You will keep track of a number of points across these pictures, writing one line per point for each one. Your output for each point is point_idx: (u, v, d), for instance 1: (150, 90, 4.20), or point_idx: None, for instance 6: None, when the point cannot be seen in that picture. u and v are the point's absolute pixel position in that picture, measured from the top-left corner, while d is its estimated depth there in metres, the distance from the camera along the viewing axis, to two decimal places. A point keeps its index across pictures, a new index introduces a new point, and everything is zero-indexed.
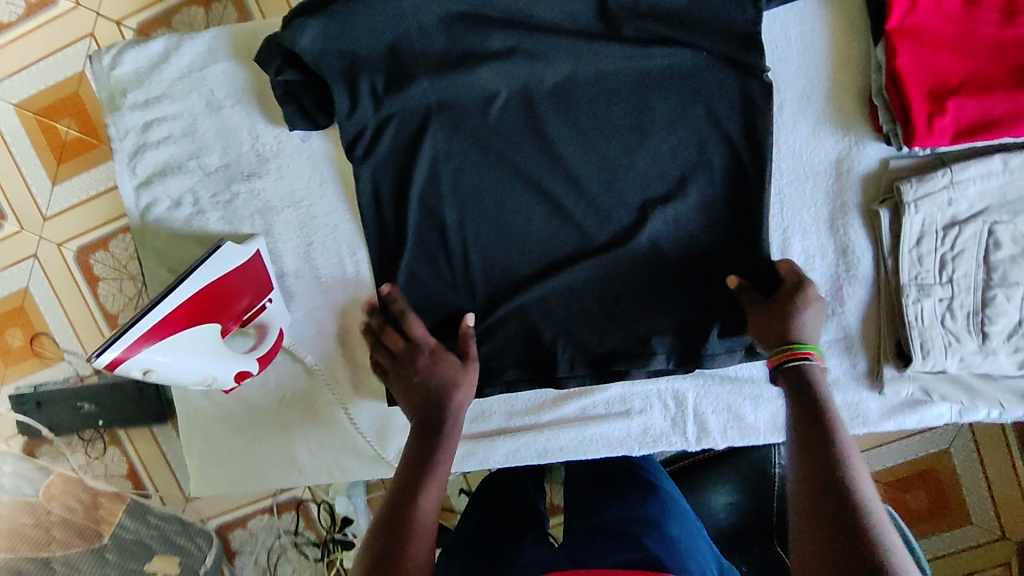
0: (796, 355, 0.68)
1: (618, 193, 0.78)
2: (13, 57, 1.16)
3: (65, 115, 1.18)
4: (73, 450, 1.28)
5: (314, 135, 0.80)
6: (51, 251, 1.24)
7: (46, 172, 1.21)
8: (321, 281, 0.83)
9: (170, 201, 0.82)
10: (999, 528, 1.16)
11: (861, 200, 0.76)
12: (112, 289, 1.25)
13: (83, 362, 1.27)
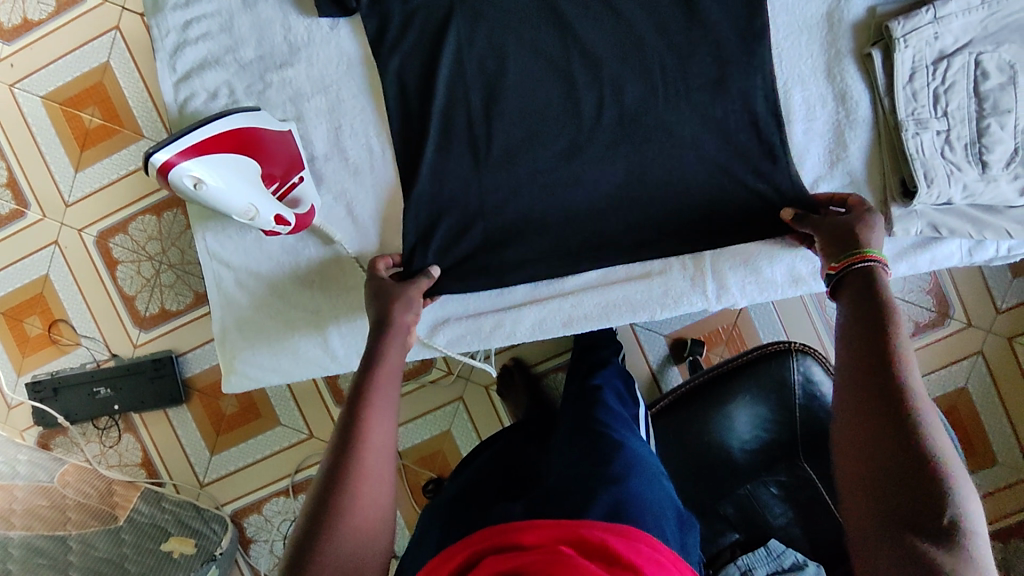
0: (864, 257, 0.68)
1: (631, 69, 0.82)
2: (44, 54, 1.30)
3: (89, 104, 1.30)
4: (87, 441, 1.34)
5: (341, 23, 0.86)
6: (72, 238, 1.33)
7: (70, 158, 1.31)
8: (350, 162, 0.87)
9: (207, 94, 0.87)
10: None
11: (854, 47, 0.81)
12: (130, 271, 1.33)
13: (100, 347, 1.33)
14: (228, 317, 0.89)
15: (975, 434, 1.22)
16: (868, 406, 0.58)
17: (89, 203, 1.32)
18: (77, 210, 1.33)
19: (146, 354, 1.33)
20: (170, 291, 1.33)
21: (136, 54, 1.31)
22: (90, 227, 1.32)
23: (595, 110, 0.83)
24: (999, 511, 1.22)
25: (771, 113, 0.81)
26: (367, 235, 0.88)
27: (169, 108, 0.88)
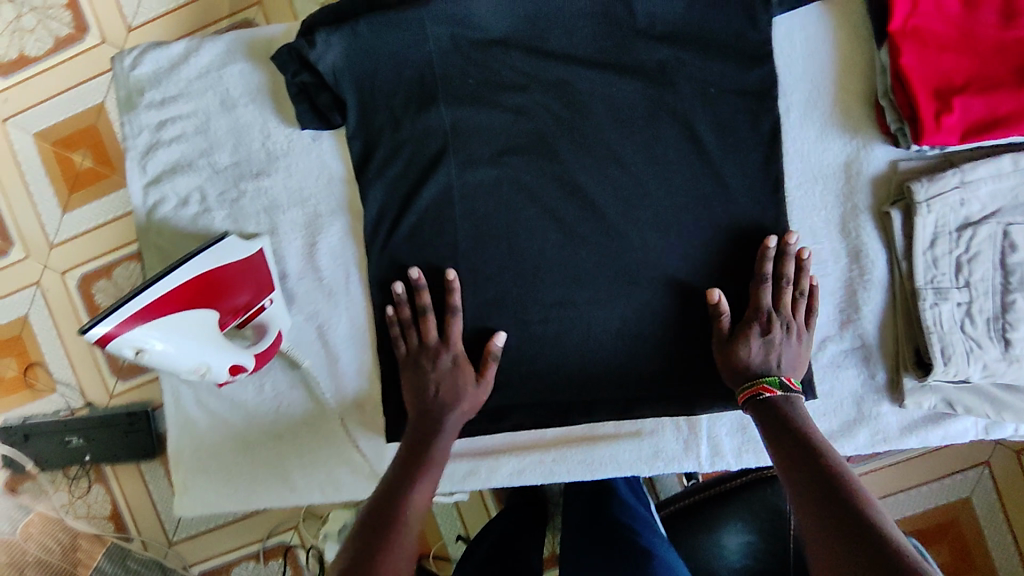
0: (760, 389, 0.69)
1: (635, 213, 0.77)
2: (37, 88, 1.20)
3: (81, 147, 1.20)
4: (56, 489, 1.24)
5: (324, 135, 0.81)
6: (54, 282, 1.22)
7: (58, 200, 1.21)
8: (324, 282, 0.82)
9: (178, 199, 0.82)
10: None
11: (872, 203, 0.75)
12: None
13: (75, 395, 1.24)
14: (184, 435, 0.85)
15: (979, 555, 1.08)
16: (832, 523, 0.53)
17: (76, 245, 1.22)
18: (61, 253, 1.22)
19: (121, 407, 1.24)
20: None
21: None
22: (72, 272, 1.21)
23: (593, 258, 0.78)
24: None
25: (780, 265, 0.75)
26: (334, 358, 0.82)
27: (135, 210, 0.82)
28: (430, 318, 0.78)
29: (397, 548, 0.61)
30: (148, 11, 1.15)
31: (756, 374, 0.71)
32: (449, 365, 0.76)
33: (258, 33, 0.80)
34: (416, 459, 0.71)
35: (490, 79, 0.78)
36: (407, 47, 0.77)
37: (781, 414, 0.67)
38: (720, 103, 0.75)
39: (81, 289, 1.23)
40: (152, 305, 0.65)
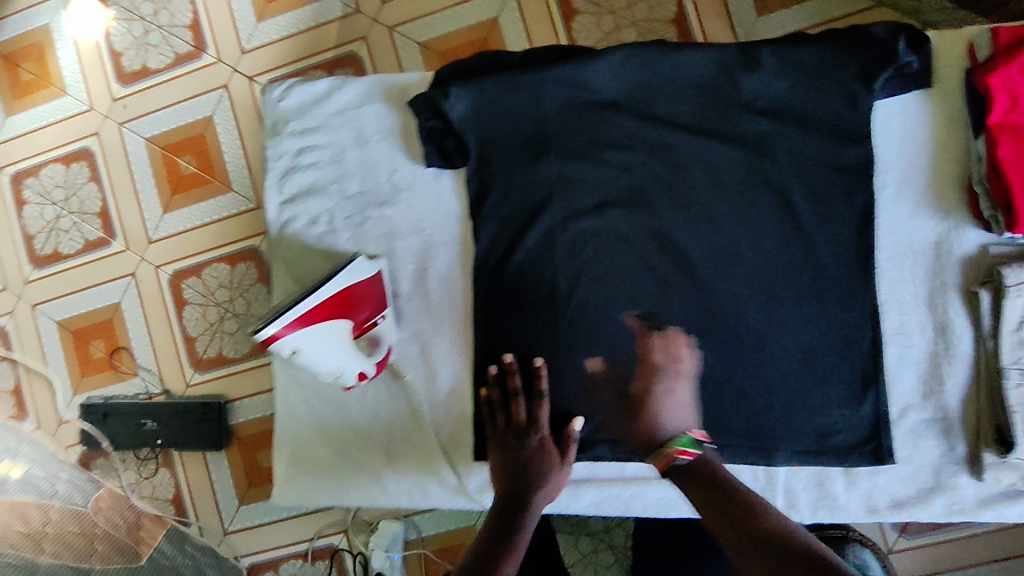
0: None
1: (720, 266, 0.82)
2: (156, 98, 1.35)
3: (187, 153, 1.34)
4: (126, 467, 1.35)
5: (445, 174, 0.89)
6: (149, 273, 1.35)
7: (161, 199, 1.35)
8: (431, 304, 0.89)
9: (308, 219, 0.91)
10: None
11: (960, 281, 0.79)
12: (196, 313, 1.34)
13: (155, 381, 1.35)
14: (288, 430, 0.92)
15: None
16: None
17: (175, 242, 1.34)
18: (159, 248, 1.35)
19: (195, 395, 1.33)
20: (230, 338, 1.32)
21: (238, 115, 1.33)
22: (167, 266, 1.34)
23: (683, 308, 0.83)
24: None
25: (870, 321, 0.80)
26: (434, 376, 0.89)
27: (269, 225, 0.91)
28: (520, 402, 0.84)
29: None
30: (261, 40, 1.31)
31: None
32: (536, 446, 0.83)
33: (396, 79, 0.89)
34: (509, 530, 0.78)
35: (592, 137, 0.83)
36: (526, 102, 0.82)
37: (697, 476, 0.76)
38: (818, 176, 0.79)
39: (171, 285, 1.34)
40: (306, 314, 0.74)
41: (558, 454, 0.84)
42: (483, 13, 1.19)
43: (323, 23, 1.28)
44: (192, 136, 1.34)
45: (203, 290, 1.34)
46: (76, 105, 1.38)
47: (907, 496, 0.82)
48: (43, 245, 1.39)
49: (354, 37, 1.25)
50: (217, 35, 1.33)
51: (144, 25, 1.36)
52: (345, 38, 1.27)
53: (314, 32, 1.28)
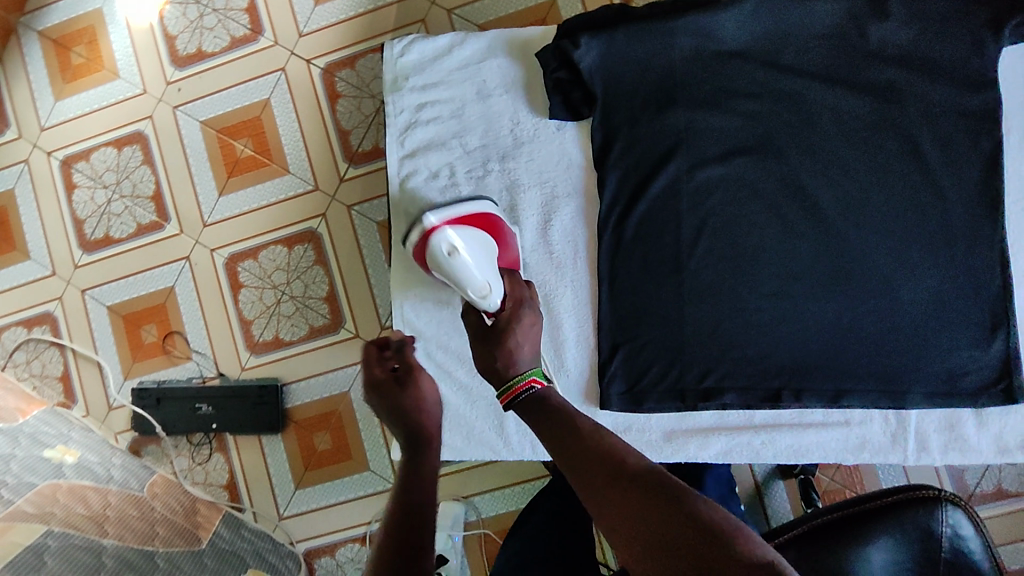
0: None
1: (856, 219, 0.84)
2: (212, 80, 1.32)
3: (244, 135, 1.31)
4: (178, 453, 1.33)
5: (569, 126, 0.91)
6: (204, 256, 1.32)
7: (216, 182, 1.32)
8: (554, 255, 0.91)
9: (429, 172, 0.91)
10: None
11: None
12: (253, 295, 1.31)
13: (209, 364, 1.32)
14: None
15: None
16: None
17: (232, 224, 1.31)
18: (214, 231, 1.32)
19: (251, 378, 1.31)
20: (287, 321, 1.30)
21: (297, 97, 1.29)
22: (223, 249, 1.31)
23: (809, 255, 0.85)
24: None
25: (997, 262, 0.81)
26: (557, 327, 0.90)
27: (388, 180, 0.92)
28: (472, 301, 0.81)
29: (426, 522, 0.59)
30: (317, 24, 1.28)
31: None
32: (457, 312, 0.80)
33: (520, 34, 0.91)
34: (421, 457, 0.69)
35: (722, 87, 0.85)
36: (655, 55, 0.85)
37: (541, 408, 0.61)
38: (942, 124, 0.82)
39: (227, 267, 1.32)
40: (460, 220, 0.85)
41: (503, 401, 0.65)
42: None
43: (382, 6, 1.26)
44: (247, 119, 1.31)
45: (260, 272, 1.31)
46: (129, 89, 1.34)
47: None
48: (94, 229, 1.35)
49: (413, 18, 1.22)
50: (274, 16, 1.30)
51: (200, 8, 1.32)
52: (403, 22, 1.24)
53: (373, 15, 1.26)
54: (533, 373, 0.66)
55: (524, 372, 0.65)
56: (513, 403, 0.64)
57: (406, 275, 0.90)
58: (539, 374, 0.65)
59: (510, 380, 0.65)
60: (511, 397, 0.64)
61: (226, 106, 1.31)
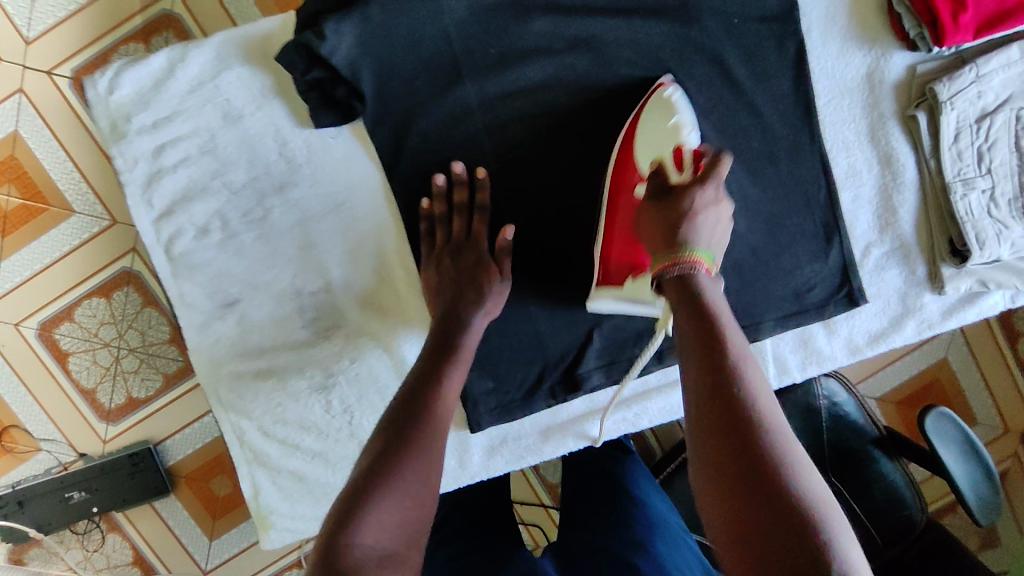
0: (682, 262, 0.56)
1: None
2: None
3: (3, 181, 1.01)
4: (67, 548, 1.11)
5: (342, 131, 0.75)
6: (8, 335, 1.06)
7: None
8: (371, 284, 0.78)
9: (196, 229, 0.75)
10: (1002, 425, 1.36)
11: (896, 108, 0.79)
12: (85, 361, 1.08)
13: (66, 448, 1.09)
14: (258, 468, 0.80)
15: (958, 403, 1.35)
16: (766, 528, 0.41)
17: (26, 290, 1.05)
18: (11, 302, 1.05)
19: (119, 449, 1.10)
20: (135, 377, 1.09)
21: (51, 117, 1.00)
22: (29, 320, 1.05)
23: None
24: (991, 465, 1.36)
25: (822, 171, 0.79)
26: (401, 361, 0.79)
27: (151, 251, 0.75)
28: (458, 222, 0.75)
29: (404, 479, 0.52)
30: (43, 23, 0.97)
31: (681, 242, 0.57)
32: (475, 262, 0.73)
33: (252, 31, 0.73)
34: (412, 407, 0.58)
35: (510, 46, 0.74)
36: (423, 25, 0.71)
37: (693, 302, 0.54)
38: (746, 33, 0.77)
39: (42, 339, 1.06)
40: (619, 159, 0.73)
41: (659, 272, 0.57)
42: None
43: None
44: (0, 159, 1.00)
45: (84, 334, 1.07)
46: None
47: (881, 328, 0.83)
48: None
49: None
50: None
51: None
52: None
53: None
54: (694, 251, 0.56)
55: (690, 244, 0.56)
56: (667, 277, 0.56)
57: (214, 351, 0.77)
58: (707, 256, 0.56)
59: (678, 248, 0.56)
60: (681, 267, 0.56)
61: None
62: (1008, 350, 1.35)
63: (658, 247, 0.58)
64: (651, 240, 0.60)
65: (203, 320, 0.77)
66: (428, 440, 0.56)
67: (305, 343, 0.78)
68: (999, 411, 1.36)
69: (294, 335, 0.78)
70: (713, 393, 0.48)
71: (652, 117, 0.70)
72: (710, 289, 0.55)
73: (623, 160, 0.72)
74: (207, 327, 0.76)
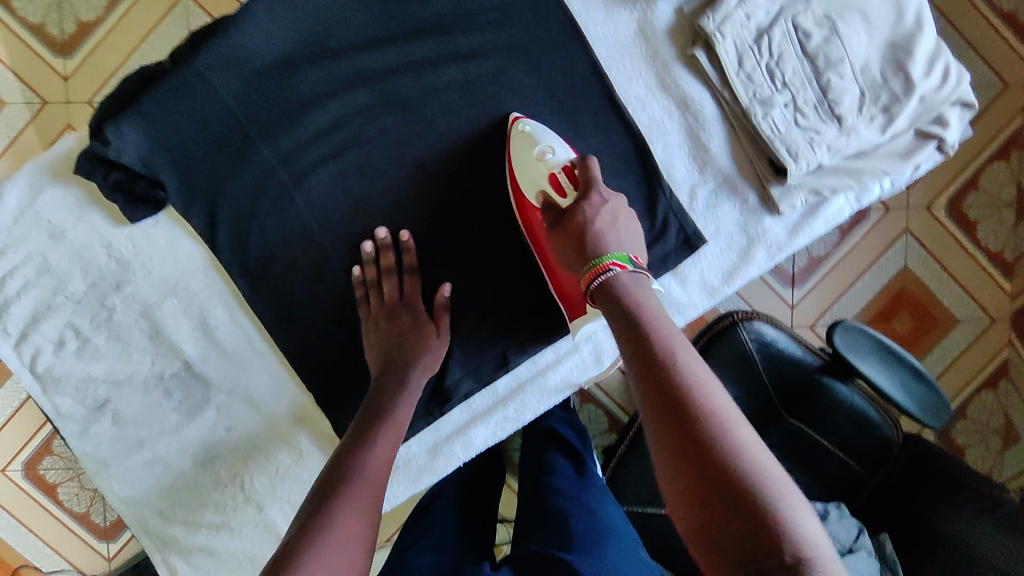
0: (600, 271, 0.63)
1: (491, 165, 0.81)
2: None
3: None
4: None
5: (159, 220, 0.78)
6: None
7: None
8: (229, 353, 0.81)
9: (53, 344, 0.79)
10: (986, 316, 1.31)
11: (676, 52, 0.80)
12: (73, 488, 1.15)
13: None
14: (171, 553, 0.82)
15: (932, 304, 1.30)
16: (703, 498, 0.46)
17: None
18: None
19: (122, 564, 1.17)
20: None
21: None
22: (13, 463, 1.14)
23: (470, 215, 0.81)
24: (984, 360, 1.31)
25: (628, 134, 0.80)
26: (276, 418, 0.82)
27: (19, 375, 0.79)
28: (392, 278, 0.79)
29: (339, 523, 0.58)
30: None
31: (593, 259, 0.64)
32: (410, 319, 0.78)
33: (56, 153, 0.78)
34: (343, 469, 0.65)
35: (291, 102, 0.77)
36: (201, 105, 0.74)
37: (620, 306, 0.59)
38: (520, 25, 0.79)
39: (29, 478, 1.15)
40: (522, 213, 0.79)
41: (589, 284, 0.63)
42: (176, 31, 1.11)
43: (17, 135, 1.11)
44: None
45: (67, 462, 1.15)
46: None
47: (733, 263, 0.83)
48: None
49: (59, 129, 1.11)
50: None
51: None
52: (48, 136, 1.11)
53: (15, 149, 1.10)
54: (609, 258, 0.64)
55: (603, 256, 0.64)
56: (596, 288, 0.63)
57: (99, 452, 0.80)
58: (623, 257, 0.64)
59: (593, 261, 0.64)
60: (600, 278, 0.62)
61: None
62: (967, 240, 1.30)
63: (580, 268, 0.66)
64: (576, 265, 0.67)
65: (82, 427, 0.80)
66: (353, 493, 0.62)
67: (179, 424, 0.81)
68: (978, 303, 1.31)
69: (168, 420, 0.81)
70: (655, 389, 0.51)
71: (519, 148, 0.77)
72: (633, 288, 0.61)
73: (521, 209, 0.78)
74: (85, 433, 0.80)
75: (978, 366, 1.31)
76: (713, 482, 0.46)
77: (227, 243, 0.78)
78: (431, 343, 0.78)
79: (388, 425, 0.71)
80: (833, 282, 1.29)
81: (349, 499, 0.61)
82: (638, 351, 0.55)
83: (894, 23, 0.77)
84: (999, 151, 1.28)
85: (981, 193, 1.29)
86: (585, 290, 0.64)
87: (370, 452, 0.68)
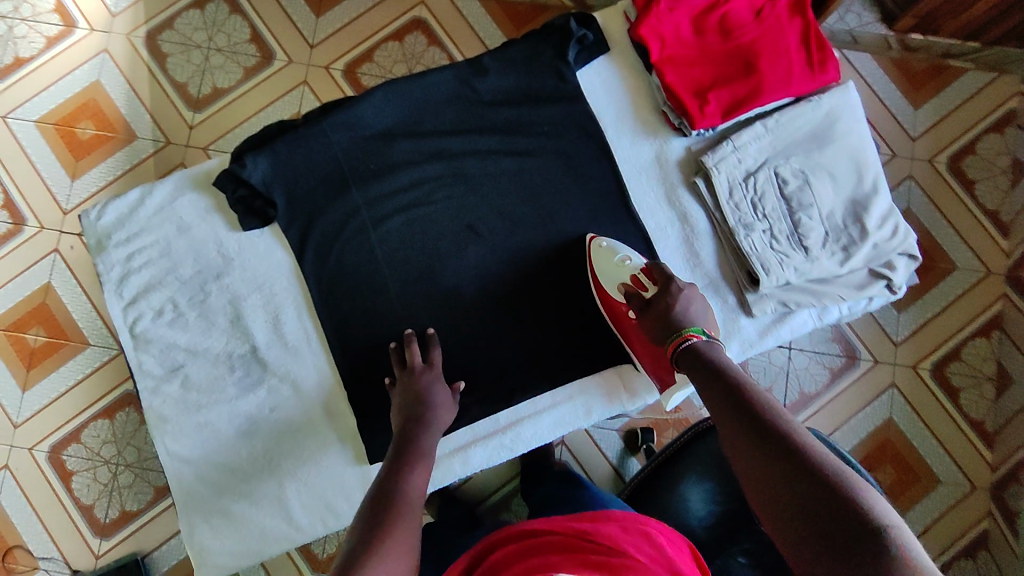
0: (686, 337, 0.81)
1: (525, 238, 1.02)
2: None
3: (34, 324, 1.27)
4: None
5: (263, 233, 1.00)
6: (23, 458, 1.24)
7: (17, 379, 1.26)
8: (290, 345, 0.99)
9: (153, 312, 0.98)
10: (967, 483, 1.30)
11: (683, 178, 1.04)
12: (86, 479, 1.25)
13: (60, 566, 1.22)
14: (195, 510, 0.96)
15: (916, 462, 1.31)
16: (771, 469, 0.58)
17: (36, 420, 1.25)
18: (27, 429, 1.25)
19: (109, 563, 1.23)
20: (129, 491, 1.25)
21: (79, 272, 1.28)
22: (41, 444, 1.25)
23: (502, 273, 1.01)
24: (961, 529, 1.29)
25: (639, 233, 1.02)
26: (311, 407, 0.98)
27: (119, 331, 0.98)
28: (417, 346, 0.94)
29: (395, 529, 0.66)
30: (80, 196, 1.29)
31: (679, 328, 0.82)
32: (432, 376, 0.92)
33: (199, 169, 1.02)
34: (385, 488, 0.73)
35: (383, 162, 1.00)
36: (319, 152, 0.98)
37: (697, 360, 0.77)
38: (568, 137, 1.03)
39: (52, 461, 1.25)
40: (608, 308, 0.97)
41: (674, 349, 0.81)
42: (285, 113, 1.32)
43: (138, 163, 1.30)
44: (34, 306, 1.27)
45: (88, 453, 1.26)
46: None
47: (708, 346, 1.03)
48: None
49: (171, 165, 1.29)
50: (32, 204, 1.29)
51: None
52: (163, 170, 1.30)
53: (130, 173, 1.30)
54: (690, 330, 0.82)
55: (683, 329, 0.82)
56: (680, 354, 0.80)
57: (163, 408, 0.97)
58: (697, 329, 0.82)
59: (678, 330, 0.82)
60: (682, 342, 0.80)
61: (15, 297, 1.27)
62: (950, 406, 1.32)
63: (665, 337, 0.83)
64: (660, 340, 0.84)
65: (155, 384, 0.97)
66: (405, 511, 0.70)
67: (234, 396, 0.98)
68: (962, 468, 1.31)
69: (226, 391, 0.98)
70: (729, 411, 0.67)
71: (600, 259, 0.97)
72: (708, 349, 0.78)
73: (605, 302, 0.97)
74: (157, 389, 0.97)
75: (958, 534, 1.29)
76: (780, 455, 0.59)
77: (310, 258, 0.99)
78: (448, 401, 0.92)
79: (422, 456, 0.80)
80: (823, 420, 1.31)
81: (402, 514, 0.69)
82: (713, 389, 0.71)
83: (855, 184, 0.99)
84: (981, 328, 1.33)
85: (963, 363, 1.33)
86: (671, 353, 0.81)
87: (411, 473, 0.76)
